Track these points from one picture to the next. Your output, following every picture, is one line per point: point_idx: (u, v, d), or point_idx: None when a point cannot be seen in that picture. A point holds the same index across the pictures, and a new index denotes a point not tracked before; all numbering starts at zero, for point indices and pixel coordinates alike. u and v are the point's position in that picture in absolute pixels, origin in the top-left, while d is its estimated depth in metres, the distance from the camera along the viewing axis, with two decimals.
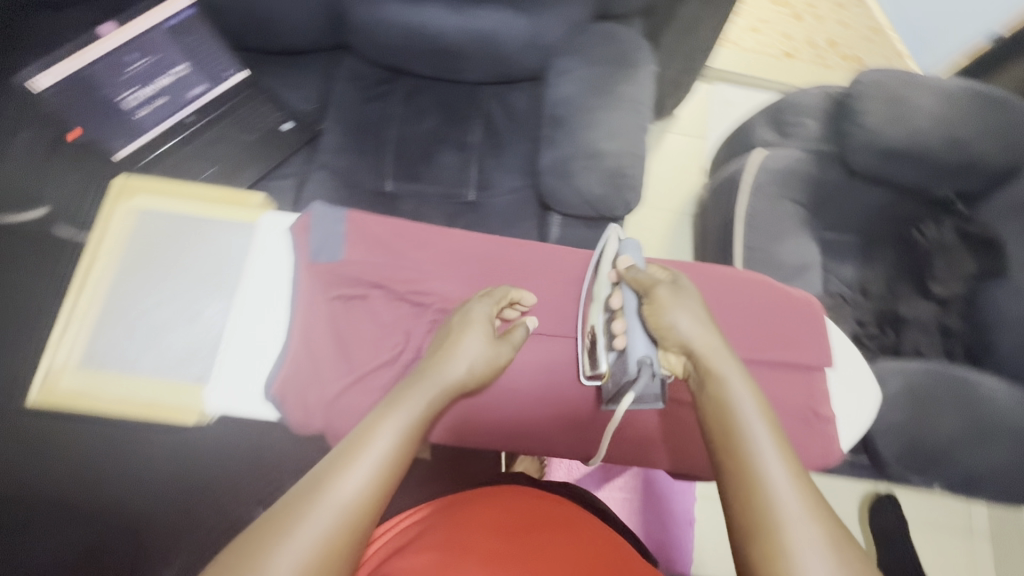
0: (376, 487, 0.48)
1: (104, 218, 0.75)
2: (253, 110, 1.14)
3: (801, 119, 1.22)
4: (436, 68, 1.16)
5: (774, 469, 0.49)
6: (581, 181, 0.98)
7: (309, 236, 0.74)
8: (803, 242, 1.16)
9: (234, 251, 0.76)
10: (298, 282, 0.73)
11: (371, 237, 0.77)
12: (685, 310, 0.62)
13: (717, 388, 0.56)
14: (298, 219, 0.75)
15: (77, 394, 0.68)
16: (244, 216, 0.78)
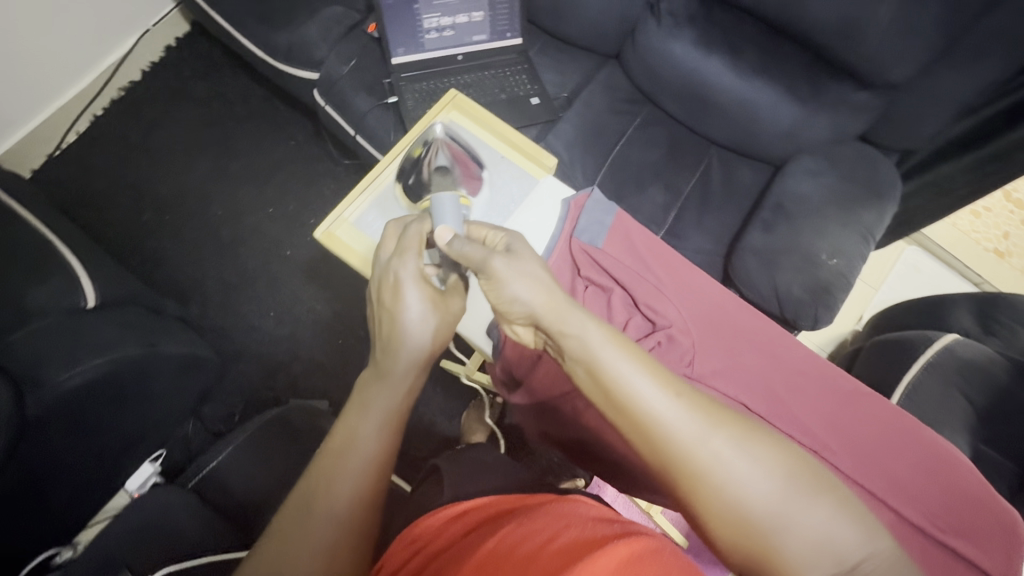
0: (366, 464, 0.56)
1: (426, 116, 0.81)
2: (513, 72, 1.23)
3: (1012, 325, 1.15)
4: (686, 112, 1.20)
5: (669, 407, 0.45)
6: (784, 276, 0.98)
7: (582, 215, 0.73)
8: (959, 442, 1.08)
9: (510, 194, 0.77)
10: (554, 249, 0.72)
11: (630, 242, 0.73)
12: (518, 277, 0.53)
13: (584, 353, 0.49)
14: (577, 196, 0.74)
15: (346, 248, 0.75)
16: (531, 169, 0.79)
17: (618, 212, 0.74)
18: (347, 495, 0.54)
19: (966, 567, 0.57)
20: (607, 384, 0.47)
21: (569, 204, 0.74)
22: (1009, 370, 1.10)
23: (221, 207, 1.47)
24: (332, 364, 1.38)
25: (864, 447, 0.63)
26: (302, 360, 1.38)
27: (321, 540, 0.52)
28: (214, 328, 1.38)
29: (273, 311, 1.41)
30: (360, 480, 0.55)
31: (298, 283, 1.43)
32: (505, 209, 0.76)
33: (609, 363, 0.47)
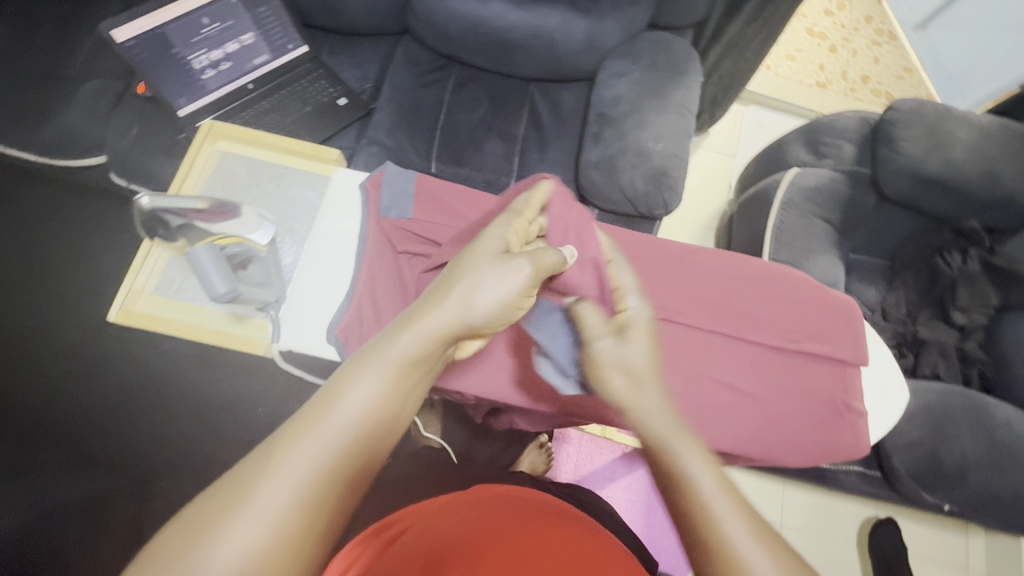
0: (356, 448, 0.38)
1: (189, 157, 0.77)
2: (312, 83, 1.18)
3: (837, 142, 1.25)
4: (492, 61, 1.20)
5: (727, 507, 0.41)
6: (625, 177, 1.02)
7: (381, 193, 0.71)
8: (832, 260, 1.18)
9: (308, 201, 0.76)
10: (366, 234, 0.70)
11: (437, 198, 0.71)
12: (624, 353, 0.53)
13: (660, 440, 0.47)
14: (371, 176, 0.73)
15: (153, 315, 0.71)
16: (320, 170, 0.79)
17: (419, 175, 0.72)
18: (318, 479, 0.36)
19: (813, 361, 0.65)
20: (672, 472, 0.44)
21: (367, 186, 0.72)
22: (846, 180, 1.22)
23: (73, 330, 1.34)
24: (259, 435, 1.31)
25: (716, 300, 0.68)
26: (227, 447, 1.29)
27: (270, 515, 0.34)
28: (119, 454, 1.26)
29: (176, 411, 1.31)
30: (343, 463, 0.37)
31: (190, 373, 1.33)
32: (308, 217, 0.75)
33: (685, 455, 0.45)
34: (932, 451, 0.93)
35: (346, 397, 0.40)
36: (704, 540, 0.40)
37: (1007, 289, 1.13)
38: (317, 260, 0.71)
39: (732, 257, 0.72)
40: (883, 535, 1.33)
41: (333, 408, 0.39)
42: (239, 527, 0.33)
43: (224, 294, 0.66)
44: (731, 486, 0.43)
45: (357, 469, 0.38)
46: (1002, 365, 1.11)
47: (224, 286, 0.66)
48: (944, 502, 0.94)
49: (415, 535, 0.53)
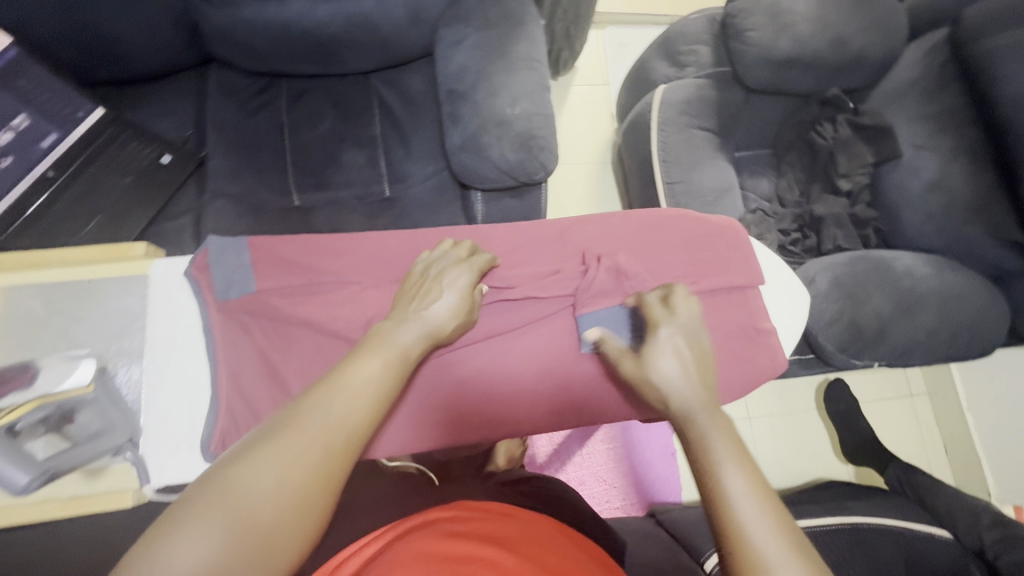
0: (378, 407, 0.47)
1: None
2: (122, 149, 1.00)
3: (692, 48, 1.23)
4: (317, 63, 1.08)
5: (754, 516, 0.41)
6: (493, 152, 0.96)
7: (212, 275, 0.63)
8: (720, 165, 1.19)
9: (130, 310, 0.65)
10: (209, 327, 0.63)
11: (279, 259, 0.66)
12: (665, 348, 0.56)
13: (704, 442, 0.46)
14: (195, 258, 0.64)
15: None
16: (133, 269, 0.66)
17: (251, 241, 0.66)
18: (351, 426, 0.44)
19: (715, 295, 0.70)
20: (708, 482, 0.44)
21: (195, 274, 0.63)
22: (711, 84, 1.21)
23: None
24: None
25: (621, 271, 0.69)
26: None
27: (312, 448, 0.41)
28: None
29: None
30: (367, 417, 0.45)
31: None
32: (137, 329, 0.65)
33: (725, 468, 0.44)
34: (851, 320, 0.97)
35: (364, 367, 0.49)
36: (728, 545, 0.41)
37: (878, 142, 1.15)
38: (169, 374, 0.63)
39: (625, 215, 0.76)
40: (837, 396, 1.43)
41: (358, 376, 0.47)
42: (282, 455, 0.40)
43: (34, 480, 0.55)
44: (766, 495, 0.42)
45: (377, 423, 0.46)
46: (893, 217, 1.16)
47: (31, 473, 0.55)
48: (874, 361, 0.99)
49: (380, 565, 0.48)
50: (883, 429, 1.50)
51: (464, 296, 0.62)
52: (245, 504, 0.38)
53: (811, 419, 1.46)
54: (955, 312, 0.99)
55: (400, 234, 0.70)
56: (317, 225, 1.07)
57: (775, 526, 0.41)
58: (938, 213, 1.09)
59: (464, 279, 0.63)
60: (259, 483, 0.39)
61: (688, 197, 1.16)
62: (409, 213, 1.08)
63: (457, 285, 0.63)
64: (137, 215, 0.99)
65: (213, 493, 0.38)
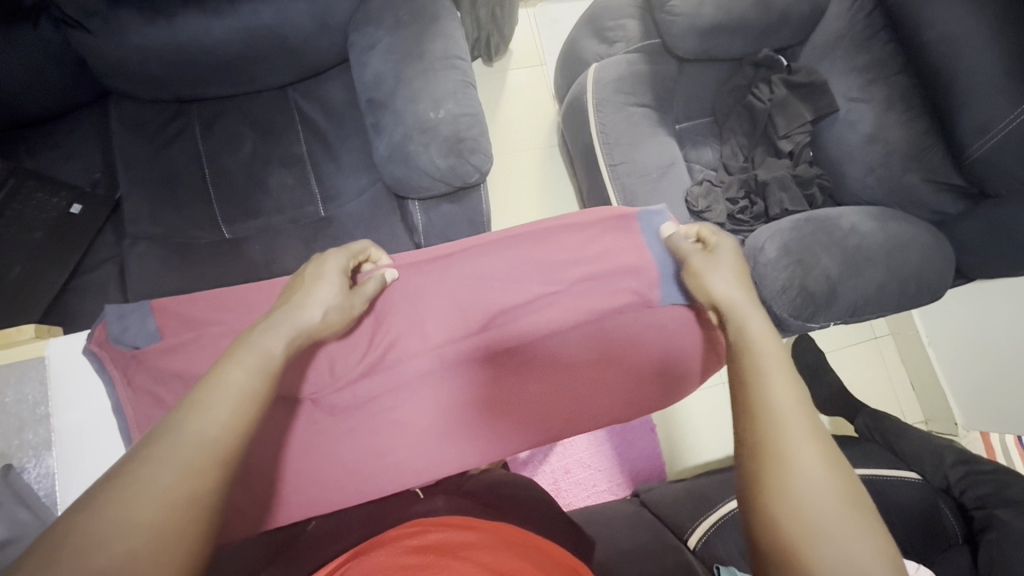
0: (243, 418, 0.45)
1: None
2: (25, 202, 0.93)
3: (619, 21, 1.19)
4: (226, 84, 1.01)
5: (786, 406, 0.48)
6: (422, 159, 0.91)
7: (113, 348, 0.60)
8: (660, 142, 1.17)
9: (33, 398, 0.61)
10: (118, 405, 0.59)
11: (187, 319, 0.63)
12: (724, 269, 0.63)
13: (747, 348, 0.54)
14: (92, 334, 0.60)
15: None
16: (27, 354, 0.62)
17: (154, 305, 0.62)
18: (213, 442, 0.42)
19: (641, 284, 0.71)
20: (751, 382, 0.51)
21: (93, 350, 0.59)
22: (642, 58, 1.18)
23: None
24: None
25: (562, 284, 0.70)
26: None
27: (170, 471, 0.39)
28: None
29: None
30: (232, 432, 0.43)
31: None
32: (40, 419, 0.60)
33: (765, 370, 0.51)
34: (803, 285, 0.96)
35: (226, 377, 0.46)
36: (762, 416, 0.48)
37: (813, 99, 1.14)
38: (85, 457, 0.60)
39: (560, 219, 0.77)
40: (804, 351, 1.46)
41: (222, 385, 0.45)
42: (134, 485, 0.38)
43: None
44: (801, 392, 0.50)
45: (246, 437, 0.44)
46: (836, 172, 1.16)
47: None
48: (829, 321, 1.00)
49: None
50: (851, 376, 1.53)
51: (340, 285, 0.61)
52: (90, 537, 0.35)
53: None
54: (902, 263, 1.00)
55: None
56: (251, 256, 1.00)
57: (806, 423, 0.47)
58: (878, 164, 1.09)
59: (335, 262, 0.63)
60: (104, 510, 0.36)
61: (633, 178, 1.13)
62: (347, 231, 1.04)
63: (328, 275, 0.61)
64: (52, 273, 0.93)
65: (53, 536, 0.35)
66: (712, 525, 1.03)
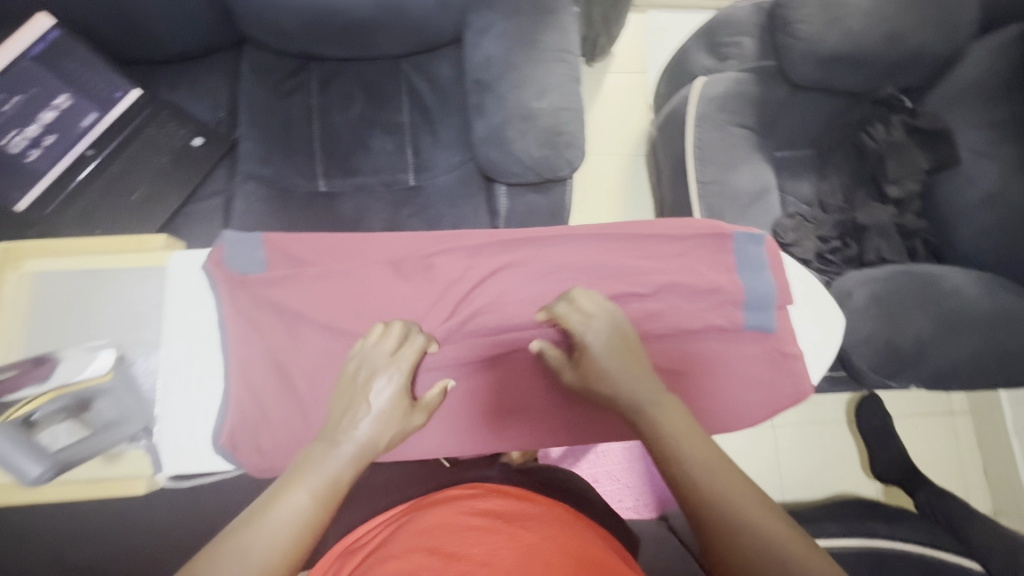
0: (307, 527, 0.47)
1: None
2: (160, 128, 1.04)
3: (736, 38, 1.16)
4: (346, 47, 1.07)
5: (712, 483, 0.50)
6: (518, 146, 0.93)
7: (229, 270, 0.64)
8: (757, 167, 1.13)
9: (148, 300, 0.67)
10: (225, 322, 0.63)
11: (293, 256, 0.66)
12: (613, 358, 0.58)
13: (661, 426, 0.54)
14: (211, 252, 0.64)
15: (8, 486, 0.61)
16: (150, 261, 0.67)
17: (267, 237, 0.66)
18: (271, 559, 0.45)
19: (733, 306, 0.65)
20: (682, 478, 0.51)
21: (211, 269, 0.63)
22: (753, 78, 1.14)
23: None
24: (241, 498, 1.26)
25: (650, 293, 0.65)
26: None
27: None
28: None
29: None
30: (282, 559, 0.45)
31: None
32: (153, 319, 0.67)
33: (679, 447, 0.52)
34: (886, 340, 0.91)
35: (280, 505, 0.48)
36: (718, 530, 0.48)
37: (935, 148, 1.07)
38: (183, 363, 0.64)
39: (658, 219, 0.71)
40: (868, 411, 1.37)
41: (270, 514, 0.47)
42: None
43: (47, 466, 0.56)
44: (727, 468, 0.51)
45: (305, 549, 0.47)
46: (944, 228, 1.08)
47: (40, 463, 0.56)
48: (909, 383, 0.93)
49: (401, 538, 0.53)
50: (917, 447, 1.43)
51: (395, 406, 0.56)
52: None
53: (839, 431, 1.41)
54: (1005, 337, 0.92)
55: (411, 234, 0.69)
56: (342, 212, 1.07)
57: (737, 489, 0.50)
58: (996, 228, 1.00)
59: (377, 359, 0.58)
60: None
61: (721, 198, 1.11)
62: (432, 203, 1.08)
63: (380, 397, 0.56)
64: (171, 195, 1.02)
65: None
66: None
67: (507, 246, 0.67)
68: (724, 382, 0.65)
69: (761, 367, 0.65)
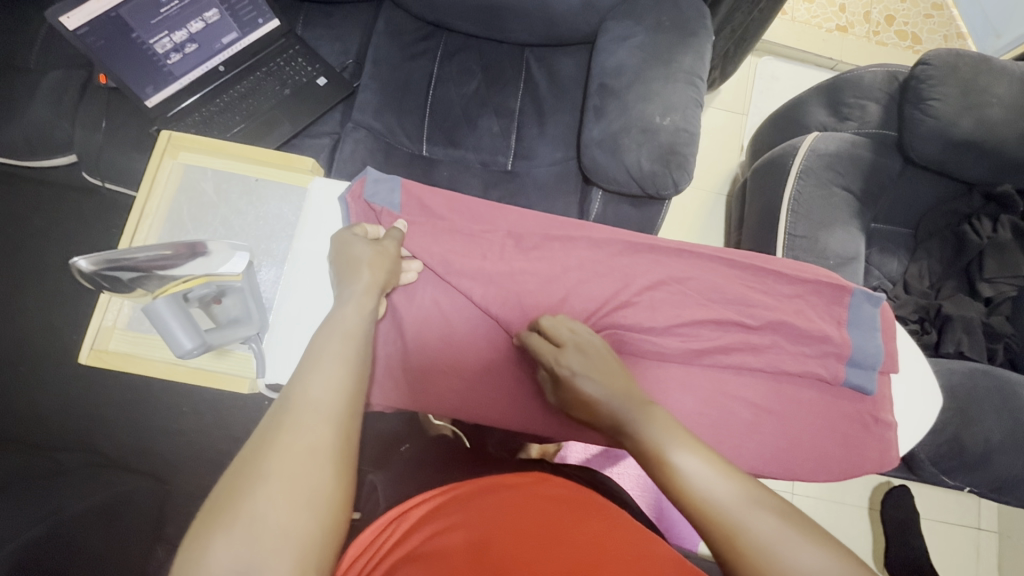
0: (347, 393, 0.47)
1: (149, 177, 0.71)
2: (289, 62, 1.08)
3: (861, 101, 1.15)
4: (481, 26, 1.10)
5: (715, 491, 0.46)
6: (630, 156, 0.94)
7: (365, 206, 0.67)
8: (853, 232, 1.12)
9: (285, 218, 0.71)
10: None
11: (423, 209, 0.69)
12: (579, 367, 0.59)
13: (648, 437, 0.51)
14: (351, 185, 0.67)
15: (126, 356, 0.66)
16: (294, 180, 0.72)
17: (404, 184, 0.69)
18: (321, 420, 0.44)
19: (834, 360, 0.66)
20: (664, 473, 0.49)
21: (347, 200, 0.67)
22: (869, 145, 1.14)
23: (31, 317, 1.12)
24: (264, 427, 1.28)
25: (758, 327, 0.65)
26: (242, 440, 1.12)
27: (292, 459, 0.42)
28: (133, 454, 1.10)
29: (151, 427, 1.12)
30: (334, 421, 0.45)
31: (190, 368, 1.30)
32: (285, 235, 0.70)
33: (673, 451, 0.49)
34: (954, 436, 0.89)
35: (314, 381, 0.47)
36: (699, 513, 0.46)
37: None
38: None
39: (772, 257, 0.72)
40: (896, 502, 1.34)
41: (302, 399, 0.45)
42: (261, 494, 0.40)
43: (197, 345, 0.59)
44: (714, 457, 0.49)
45: (351, 412, 0.47)
46: None
47: (192, 340, 0.59)
48: (965, 484, 0.91)
49: (459, 509, 0.53)
50: (935, 551, 1.39)
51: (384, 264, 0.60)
52: (265, 534, 0.39)
53: (860, 517, 1.38)
54: None
55: (531, 216, 0.71)
56: (437, 180, 1.09)
57: (746, 488, 0.46)
58: None
59: (360, 243, 0.60)
60: (262, 501, 0.39)
61: (808, 254, 1.10)
62: (525, 191, 1.09)
63: (368, 259, 0.59)
64: (284, 126, 1.06)
65: (221, 520, 0.39)
66: None
67: (629, 247, 0.68)
68: (807, 429, 0.66)
69: (850, 426, 0.66)
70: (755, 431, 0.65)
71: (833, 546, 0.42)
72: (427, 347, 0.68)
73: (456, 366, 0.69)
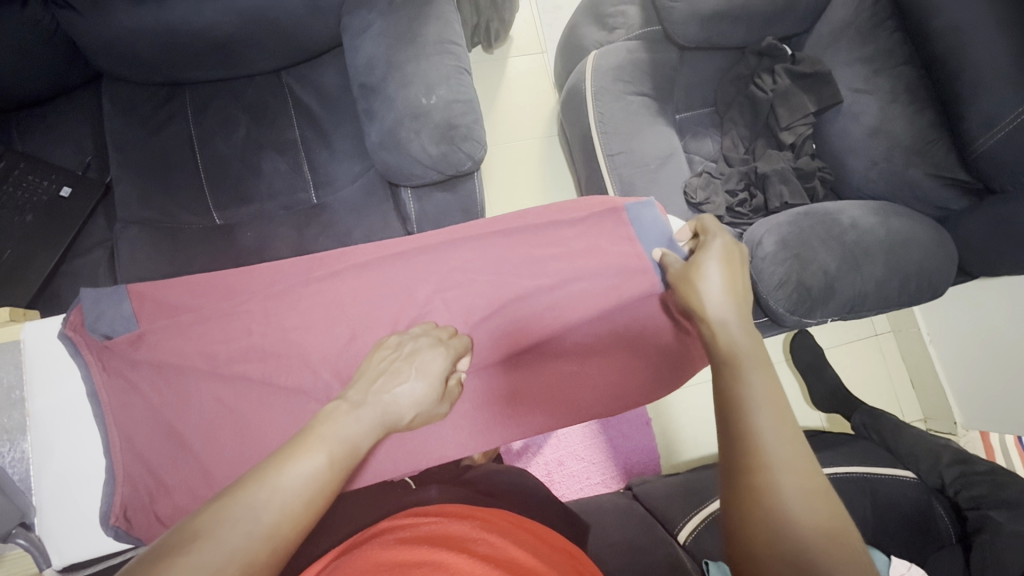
0: (317, 491, 0.48)
1: None
2: (17, 183, 0.93)
3: (618, 8, 1.18)
4: (217, 67, 1.00)
5: (773, 433, 0.48)
6: (414, 147, 0.90)
7: (87, 330, 0.69)
8: (661, 131, 1.14)
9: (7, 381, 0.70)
10: (93, 388, 0.68)
11: (162, 304, 0.72)
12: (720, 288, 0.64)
13: (733, 359, 0.56)
14: (68, 318, 0.69)
15: None
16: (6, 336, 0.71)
17: (130, 290, 0.71)
18: (271, 516, 0.44)
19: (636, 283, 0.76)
20: (733, 384, 0.53)
21: (69, 335, 0.68)
22: (642, 45, 1.16)
23: None
24: None
25: (554, 282, 0.75)
26: None
27: (232, 548, 0.42)
28: None
29: None
30: (289, 518, 0.45)
31: None
32: (14, 404, 0.70)
33: (743, 377, 0.53)
34: (800, 281, 0.95)
35: (293, 468, 0.48)
36: (743, 430, 0.49)
37: (818, 91, 1.10)
38: (57, 442, 0.69)
39: (550, 209, 0.81)
40: (802, 344, 1.44)
41: (246, 499, 0.44)
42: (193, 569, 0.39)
43: None
44: (779, 397, 0.51)
45: (309, 508, 0.47)
46: (837, 166, 1.13)
47: None
48: (824, 316, 0.98)
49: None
50: (848, 372, 1.52)
51: (437, 379, 0.64)
52: None
53: (780, 371, 1.47)
54: (902, 260, 0.98)
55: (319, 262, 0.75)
56: (243, 242, 1.00)
57: (794, 449, 0.47)
58: (881, 158, 1.06)
59: (438, 363, 0.65)
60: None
61: (629, 167, 1.12)
62: (337, 219, 1.03)
63: (428, 368, 0.64)
64: (41, 257, 0.92)
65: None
66: (704, 518, 1.05)
67: (420, 255, 0.74)
68: (634, 364, 0.78)
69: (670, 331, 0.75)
70: (588, 377, 0.77)
71: (828, 522, 0.43)
72: (215, 442, 0.70)
73: (259, 444, 0.70)
